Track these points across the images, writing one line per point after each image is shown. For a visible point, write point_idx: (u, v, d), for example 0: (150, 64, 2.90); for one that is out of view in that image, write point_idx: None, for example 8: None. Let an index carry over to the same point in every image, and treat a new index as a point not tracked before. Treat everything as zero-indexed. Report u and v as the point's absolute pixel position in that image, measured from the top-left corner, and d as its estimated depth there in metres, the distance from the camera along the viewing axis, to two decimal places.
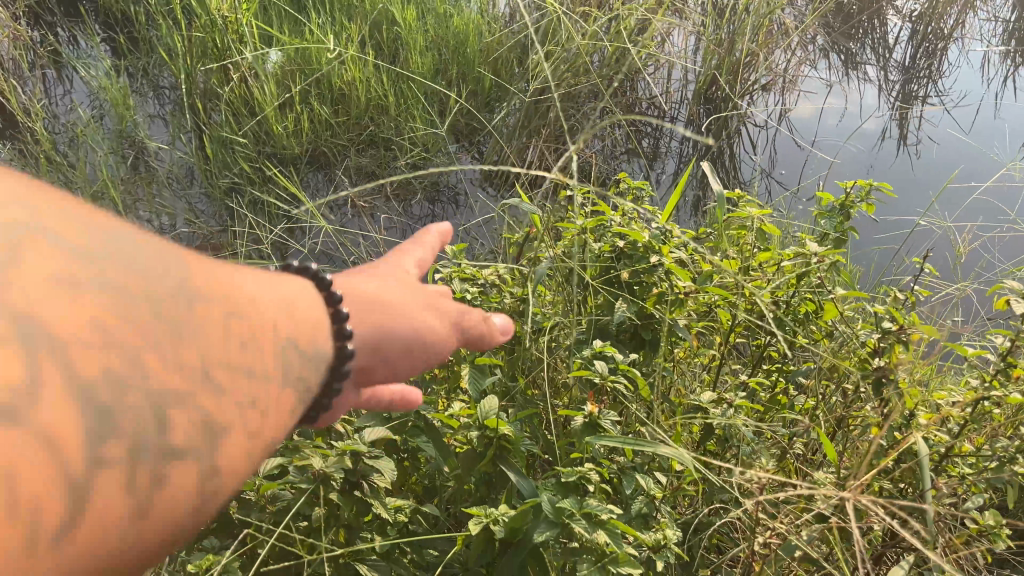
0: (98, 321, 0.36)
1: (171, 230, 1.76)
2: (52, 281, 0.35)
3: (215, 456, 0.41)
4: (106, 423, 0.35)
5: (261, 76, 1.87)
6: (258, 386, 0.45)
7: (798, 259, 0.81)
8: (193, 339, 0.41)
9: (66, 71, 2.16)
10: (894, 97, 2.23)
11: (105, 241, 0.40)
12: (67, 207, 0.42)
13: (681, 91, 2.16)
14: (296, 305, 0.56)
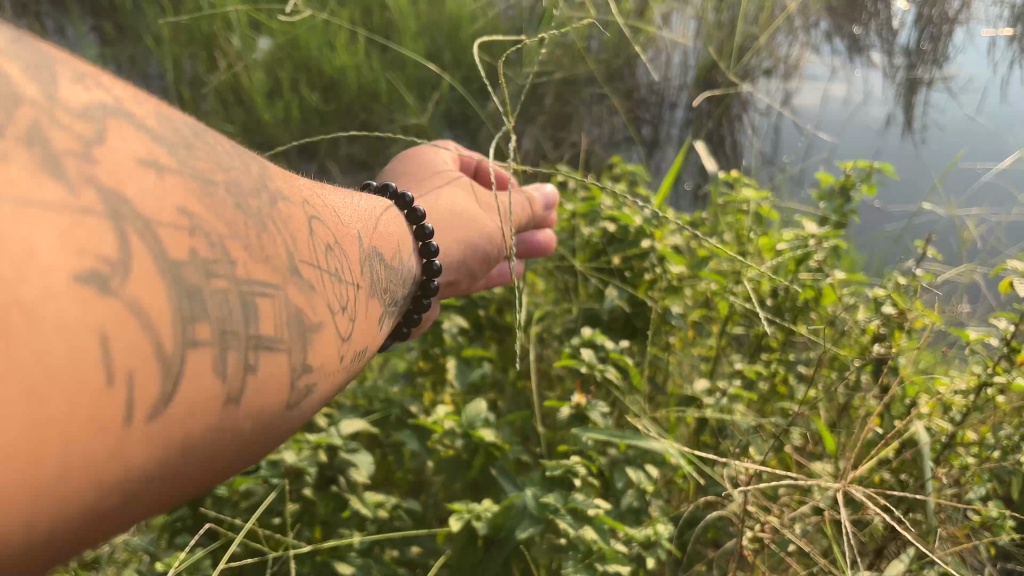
0: (188, 210, 0.40)
1: None
2: (154, 175, 0.39)
3: (299, 349, 0.47)
4: (202, 305, 0.38)
5: (249, 64, 1.84)
6: (329, 289, 0.52)
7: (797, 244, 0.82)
8: (272, 243, 0.47)
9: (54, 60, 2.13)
10: (899, 82, 2.07)
11: (192, 140, 0.44)
12: (158, 104, 0.45)
13: (680, 74, 2.10)
14: (382, 216, 0.76)
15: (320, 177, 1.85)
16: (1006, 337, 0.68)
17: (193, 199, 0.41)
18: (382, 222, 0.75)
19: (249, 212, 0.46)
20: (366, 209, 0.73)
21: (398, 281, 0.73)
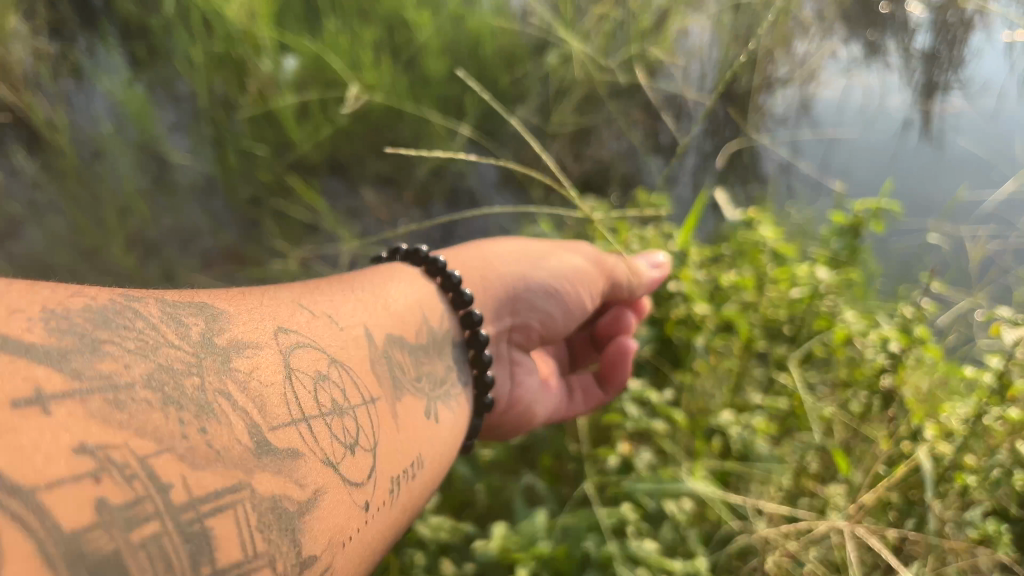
0: (87, 445, 0.53)
1: (193, 242, 1.87)
2: (29, 431, 0.50)
3: (283, 533, 0.63)
4: (110, 559, 0.49)
5: (279, 87, 1.90)
6: (325, 445, 0.72)
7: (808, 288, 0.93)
8: (220, 441, 0.62)
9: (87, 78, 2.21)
10: (916, 85, 2.13)
11: (98, 349, 0.59)
12: (55, 300, 0.59)
13: (700, 87, 2.13)
14: (388, 296, 0.97)
15: (350, 195, 1.94)
16: (997, 374, 0.83)
17: (89, 432, 0.53)
18: (386, 302, 0.95)
19: (184, 433, 0.60)
20: (355, 301, 0.92)
21: (404, 354, 0.93)
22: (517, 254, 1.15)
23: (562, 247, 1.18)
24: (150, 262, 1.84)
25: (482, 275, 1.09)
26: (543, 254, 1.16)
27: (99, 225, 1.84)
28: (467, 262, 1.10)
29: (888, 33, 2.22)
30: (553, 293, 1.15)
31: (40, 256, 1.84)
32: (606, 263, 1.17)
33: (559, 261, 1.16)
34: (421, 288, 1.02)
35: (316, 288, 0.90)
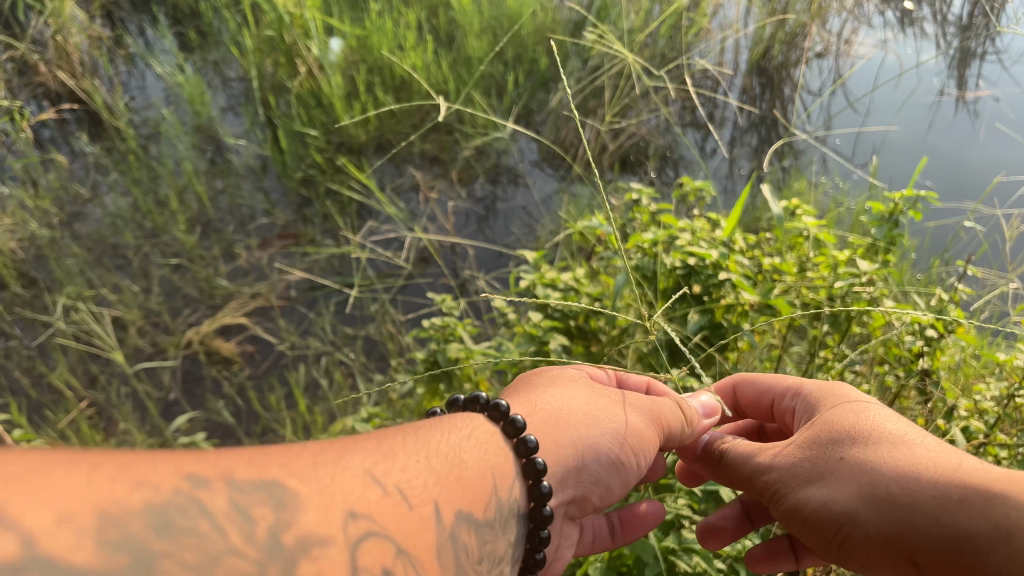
0: None
1: (251, 221, 1.91)
2: None
3: None
4: None
5: (326, 68, 1.97)
6: None
7: (848, 279, 0.97)
8: None
9: (142, 68, 2.29)
10: (952, 52, 2.18)
11: (145, 558, 0.43)
12: (109, 496, 0.45)
13: (733, 61, 2.20)
14: (458, 459, 0.70)
15: (396, 173, 1.98)
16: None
17: None
18: (460, 468, 0.69)
19: None
20: (430, 465, 0.67)
21: (479, 541, 0.65)
22: (585, 408, 0.86)
23: (633, 394, 0.89)
24: (208, 239, 1.86)
25: (550, 438, 0.80)
26: (609, 407, 0.86)
27: (159, 205, 1.89)
28: (533, 414, 0.82)
29: (924, 4, 2.32)
30: (622, 462, 0.83)
31: (106, 233, 1.84)
32: (679, 410, 0.89)
33: (627, 419, 0.85)
34: (492, 452, 0.73)
35: (386, 449, 0.66)
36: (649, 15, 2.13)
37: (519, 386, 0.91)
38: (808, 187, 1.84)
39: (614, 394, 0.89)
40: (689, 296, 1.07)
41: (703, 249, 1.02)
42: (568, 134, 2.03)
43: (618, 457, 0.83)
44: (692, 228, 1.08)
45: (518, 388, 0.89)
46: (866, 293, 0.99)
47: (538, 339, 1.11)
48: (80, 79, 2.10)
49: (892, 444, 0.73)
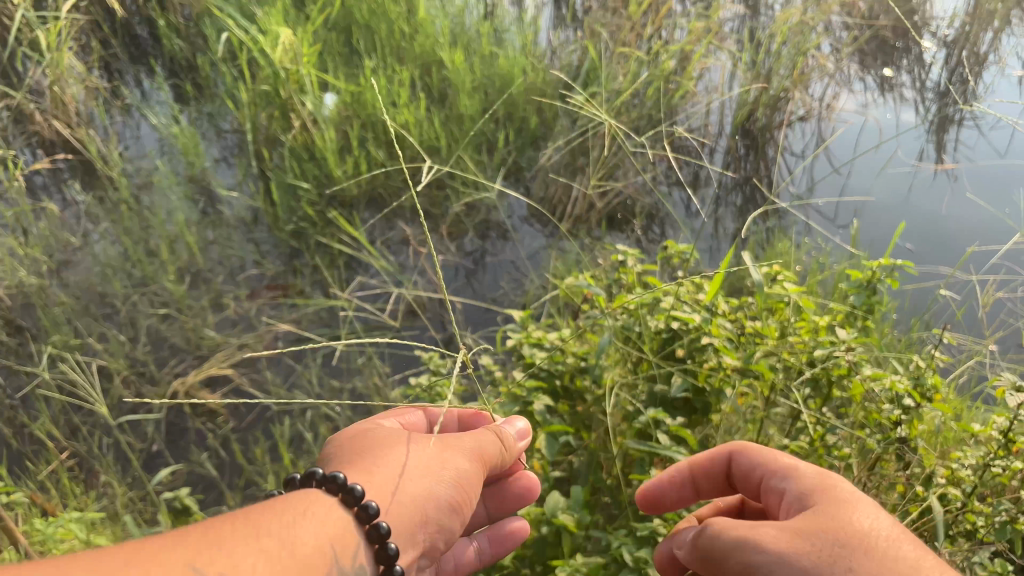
0: None
1: (240, 271, 1.92)
2: None
3: None
4: None
5: (320, 123, 2.00)
6: None
7: (829, 345, 0.98)
8: None
9: (136, 117, 2.32)
10: (931, 119, 2.30)
11: None
12: None
13: (718, 123, 2.23)
14: (299, 534, 0.79)
15: (386, 227, 2.00)
16: (1004, 432, 0.94)
17: None
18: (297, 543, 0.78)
19: None
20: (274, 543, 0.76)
21: None
22: (418, 466, 0.92)
23: (453, 436, 0.98)
24: (197, 289, 1.87)
25: (389, 493, 0.88)
26: (435, 457, 0.94)
27: (148, 254, 1.90)
28: (364, 476, 0.89)
29: (903, 71, 2.46)
30: (461, 503, 0.92)
31: (95, 282, 1.84)
32: (498, 441, 0.99)
33: (457, 463, 0.94)
34: (337, 525, 0.83)
35: (214, 538, 0.74)
36: (637, 75, 2.17)
37: (333, 451, 1.00)
38: (790, 248, 1.82)
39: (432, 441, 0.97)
40: (674, 358, 1.07)
41: (686, 313, 1.04)
42: (556, 192, 2.07)
43: (455, 499, 0.92)
44: (676, 291, 1.09)
45: (342, 456, 0.96)
46: (846, 358, 1.00)
47: (523, 400, 1.11)
48: (75, 129, 2.13)
49: (916, 568, 0.72)
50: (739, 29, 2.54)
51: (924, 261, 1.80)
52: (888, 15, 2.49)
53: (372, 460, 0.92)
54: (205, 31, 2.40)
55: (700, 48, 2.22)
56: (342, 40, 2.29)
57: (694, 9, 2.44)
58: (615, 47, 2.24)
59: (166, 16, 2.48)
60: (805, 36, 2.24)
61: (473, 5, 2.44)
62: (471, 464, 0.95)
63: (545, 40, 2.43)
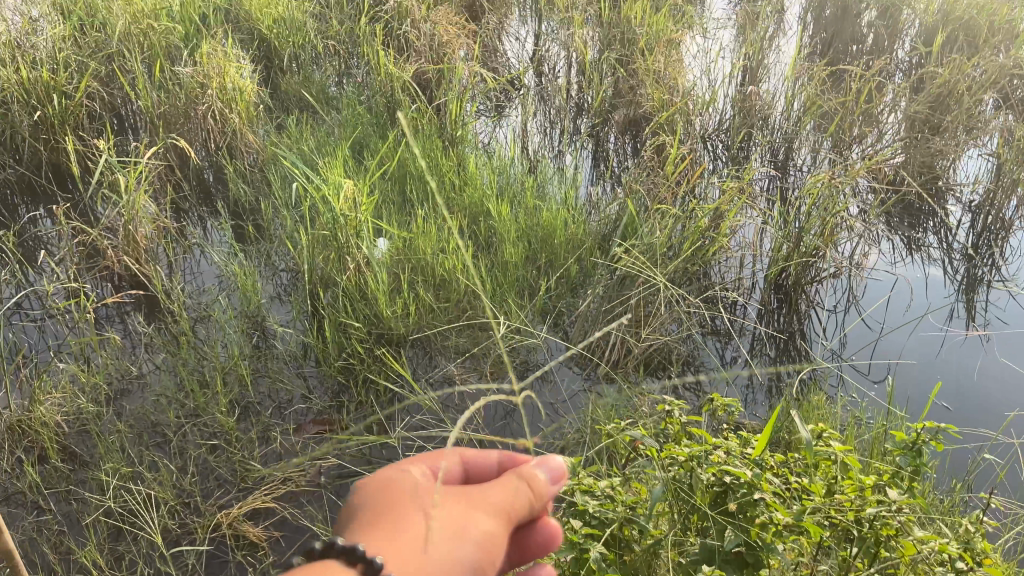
0: None
1: (288, 405, 1.98)
2: None
3: None
4: None
5: (373, 265, 2.10)
6: None
7: (880, 507, 1.01)
8: None
9: (199, 255, 2.46)
10: (960, 279, 2.42)
11: None
12: None
13: (750, 277, 2.32)
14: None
15: (429, 364, 2.08)
16: None
17: None
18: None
19: None
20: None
21: None
22: (444, 525, 0.83)
23: (481, 493, 0.89)
24: (245, 421, 1.93)
25: (408, 559, 0.79)
26: (459, 521, 0.84)
27: (201, 385, 1.98)
28: (384, 547, 0.80)
29: (930, 232, 2.57)
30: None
31: (149, 411, 1.91)
32: (529, 494, 0.91)
33: (484, 529, 0.85)
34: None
35: None
36: (671, 231, 2.23)
37: (350, 507, 0.90)
38: (827, 401, 1.84)
39: (458, 499, 0.88)
40: (726, 511, 1.08)
41: (736, 467, 1.07)
42: (595, 337, 2.12)
43: (481, 566, 0.83)
44: (726, 445, 1.12)
45: (357, 517, 0.87)
46: (896, 520, 1.02)
47: (577, 548, 1.11)
48: (144, 265, 2.28)
49: None
50: (770, 189, 2.69)
51: (962, 421, 1.82)
52: (914, 180, 2.61)
53: (396, 523, 0.85)
54: (270, 180, 2.59)
55: (734, 207, 2.29)
56: (396, 190, 2.45)
57: (726, 171, 2.59)
58: (652, 203, 2.31)
59: (235, 164, 2.68)
60: (833, 199, 2.29)
61: (518, 163, 2.61)
62: (499, 524, 0.86)
63: (585, 196, 2.59)
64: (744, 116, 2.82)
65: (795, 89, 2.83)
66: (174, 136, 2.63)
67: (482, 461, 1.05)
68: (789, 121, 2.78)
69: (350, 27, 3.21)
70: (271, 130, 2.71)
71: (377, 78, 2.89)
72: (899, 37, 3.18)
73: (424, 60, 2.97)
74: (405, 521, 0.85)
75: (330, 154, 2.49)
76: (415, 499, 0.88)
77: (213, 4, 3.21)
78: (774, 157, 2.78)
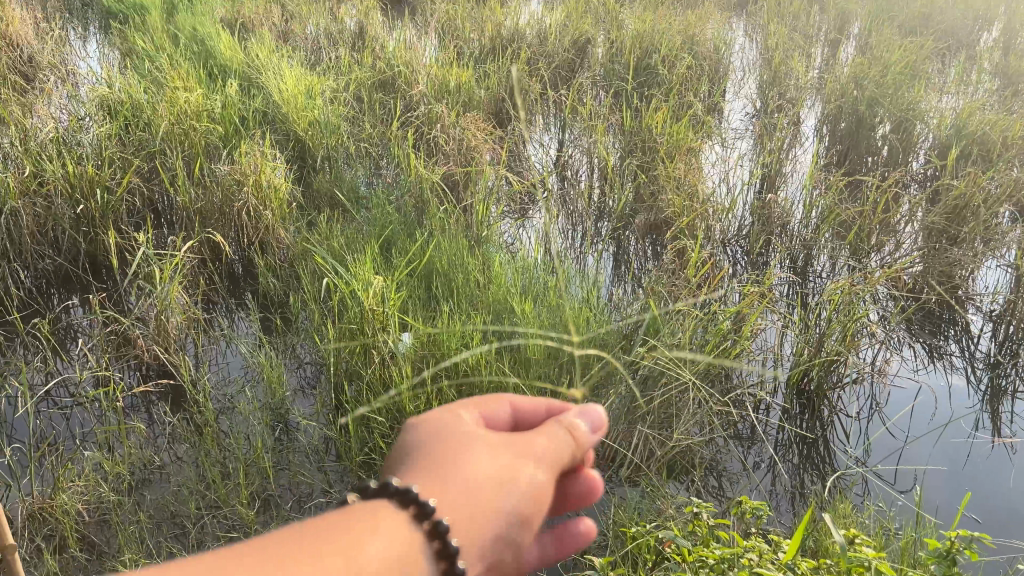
0: None
1: (308, 500, 1.98)
2: None
3: None
4: None
5: (398, 359, 2.11)
6: None
7: None
8: None
9: (227, 346, 2.51)
10: (983, 387, 2.42)
11: None
12: None
13: (774, 380, 2.31)
14: (360, 551, 0.80)
15: None
16: None
17: None
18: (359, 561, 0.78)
19: None
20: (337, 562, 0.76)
21: None
22: (496, 471, 0.97)
23: (527, 443, 1.03)
24: (265, 514, 1.92)
25: (466, 498, 0.92)
26: (509, 469, 0.98)
27: (223, 476, 1.98)
28: (438, 487, 0.92)
29: (951, 340, 2.58)
30: (528, 518, 0.98)
31: (170, 501, 1.91)
32: (570, 445, 1.06)
33: (530, 476, 0.99)
34: (407, 547, 0.84)
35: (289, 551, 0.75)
36: (694, 333, 2.23)
37: (408, 444, 1.03)
38: (854, 509, 1.82)
39: (507, 446, 1.02)
40: None
41: (766, 571, 1.06)
42: (617, 438, 2.10)
43: (528, 509, 0.98)
44: (756, 549, 1.12)
45: (415, 453, 0.99)
46: None
47: None
48: (172, 355, 2.32)
49: None
50: (790, 295, 2.72)
51: (993, 532, 1.79)
52: (934, 289, 2.64)
53: (452, 465, 0.96)
54: (299, 274, 2.65)
55: (756, 311, 2.29)
56: (422, 286, 2.50)
57: (747, 275, 2.64)
58: (675, 304, 2.32)
59: (266, 258, 2.76)
60: (853, 305, 2.33)
61: (540, 261, 2.63)
62: (545, 476, 1.01)
63: (607, 296, 2.61)
64: (764, 224, 2.88)
65: (814, 198, 2.90)
66: (210, 231, 2.72)
67: (532, 408, 1.21)
68: (808, 229, 2.84)
69: (382, 130, 3.34)
70: (302, 226, 2.78)
71: (407, 179, 2.99)
72: (914, 150, 3.25)
73: (452, 163, 3.07)
74: (461, 462, 0.97)
75: (360, 251, 2.56)
76: (471, 441, 1.01)
77: (252, 107, 3.37)
78: (793, 262, 2.81)
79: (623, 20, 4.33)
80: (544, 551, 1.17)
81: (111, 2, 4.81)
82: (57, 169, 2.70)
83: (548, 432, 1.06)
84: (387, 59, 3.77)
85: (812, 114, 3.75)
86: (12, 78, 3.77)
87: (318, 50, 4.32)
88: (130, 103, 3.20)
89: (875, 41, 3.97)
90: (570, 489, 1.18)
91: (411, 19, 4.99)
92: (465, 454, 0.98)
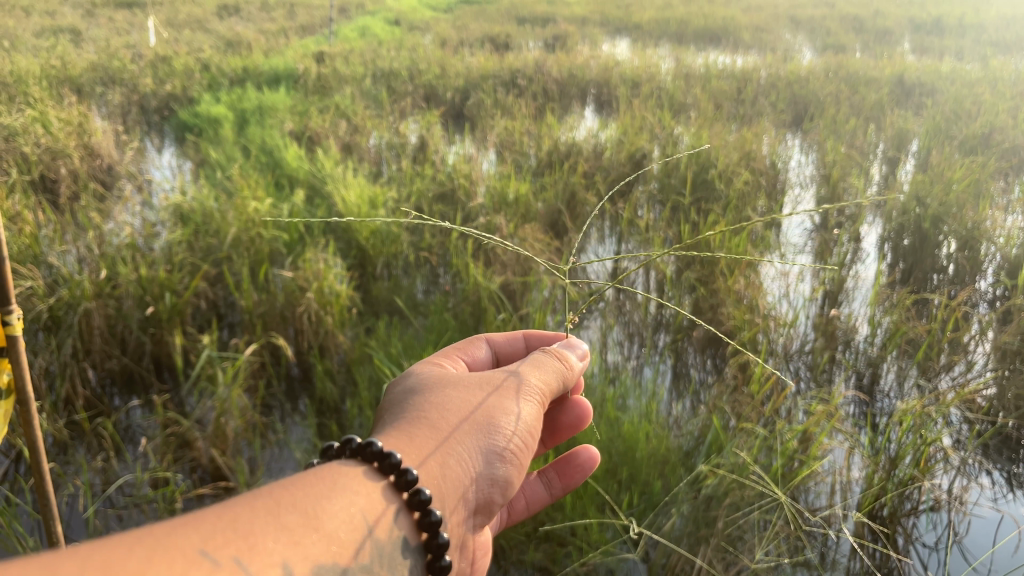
0: None
1: None
2: None
3: None
4: None
5: None
6: None
7: None
8: None
9: (283, 451, 2.52)
10: None
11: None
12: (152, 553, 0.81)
13: (843, 504, 2.21)
14: (327, 505, 1.03)
15: None
16: None
17: None
18: (322, 519, 1.00)
19: None
20: (300, 514, 0.98)
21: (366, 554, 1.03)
22: (466, 413, 1.33)
23: (489, 388, 1.39)
24: None
25: (437, 440, 1.25)
26: (474, 411, 1.34)
27: None
28: (406, 436, 1.23)
29: None
30: (496, 446, 1.33)
31: None
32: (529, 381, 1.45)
33: (490, 414, 1.35)
34: (374, 496, 1.11)
35: (280, 507, 0.98)
36: (759, 453, 2.18)
37: (399, 396, 1.41)
38: None
39: (474, 392, 1.38)
40: None
41: None
42: (678, 559, 2.01)
43: (496, 439, 1.34)
44: None
45: (406, 405, 1.36)
46: None
47: None
48: (229, 459, 2.33)
49: None
50: (857, 414, 2.68)
51: None
52: (1012, 415, 2.54)
53: (428, 411, 1.31)
54: (355, 380, 2.67)
55: (823, 430, 2.21)
56: None
57: (812, 393, 2.58)
58: (738, 423, 2.27)
59: (324, 363, 2.79)
60: (926, 427, 2.21)
61: (598, 371, 2.56)
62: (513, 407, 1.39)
63: (666, 411, 2.57)
64: (827, 340, 2.85)
65: (879, 316, 2.86)
66: (271, 335, 2.78)
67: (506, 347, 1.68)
68: (873, 347, 2.81)
69: (440, 239, 3.41)
70: (360, 332, 2.82)
71: (466, 287, 3.04)
72: (981, 269, 3.21)
73: (510, 272, 3.12)
74: (435, 409, 1.31)
75: (418, 357, 2.57)
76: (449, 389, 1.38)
77: (316, 216, 3.48)
78: (860, 379, 2.79)
79: (676, 137, 4.41)
80: (551, 486, 1.76)
81: (186, 115, 5.06)
82: (130, 274, 2.81)
83: (508, 374, 1.44)
84: (446, 172, 3.89)
85: (873, 232, 3.74)
86: (92, 187, 3.98)
87: (380, 163, 4.49)
88: (201, 210, 3.33)
89: (935, 159, 3.96)
90: (562, 423, 1.73)
91: (471, 134, 5.15)
92: (439, 400, 1.34)
